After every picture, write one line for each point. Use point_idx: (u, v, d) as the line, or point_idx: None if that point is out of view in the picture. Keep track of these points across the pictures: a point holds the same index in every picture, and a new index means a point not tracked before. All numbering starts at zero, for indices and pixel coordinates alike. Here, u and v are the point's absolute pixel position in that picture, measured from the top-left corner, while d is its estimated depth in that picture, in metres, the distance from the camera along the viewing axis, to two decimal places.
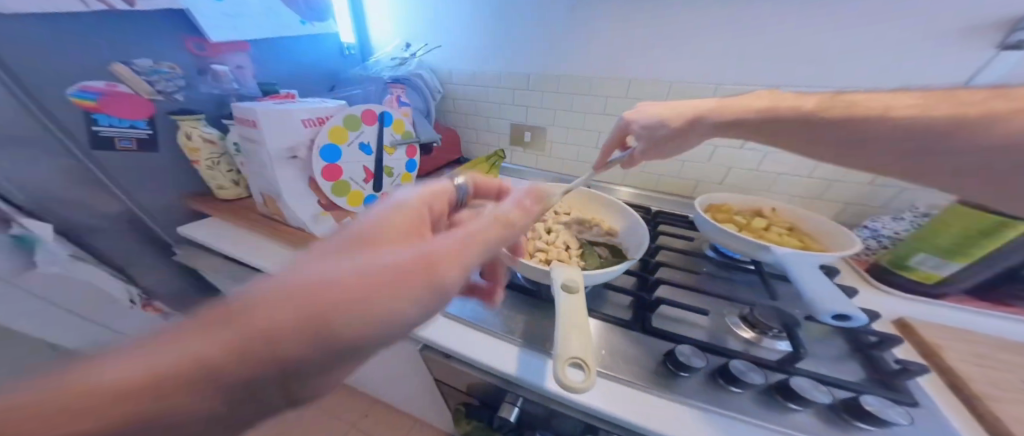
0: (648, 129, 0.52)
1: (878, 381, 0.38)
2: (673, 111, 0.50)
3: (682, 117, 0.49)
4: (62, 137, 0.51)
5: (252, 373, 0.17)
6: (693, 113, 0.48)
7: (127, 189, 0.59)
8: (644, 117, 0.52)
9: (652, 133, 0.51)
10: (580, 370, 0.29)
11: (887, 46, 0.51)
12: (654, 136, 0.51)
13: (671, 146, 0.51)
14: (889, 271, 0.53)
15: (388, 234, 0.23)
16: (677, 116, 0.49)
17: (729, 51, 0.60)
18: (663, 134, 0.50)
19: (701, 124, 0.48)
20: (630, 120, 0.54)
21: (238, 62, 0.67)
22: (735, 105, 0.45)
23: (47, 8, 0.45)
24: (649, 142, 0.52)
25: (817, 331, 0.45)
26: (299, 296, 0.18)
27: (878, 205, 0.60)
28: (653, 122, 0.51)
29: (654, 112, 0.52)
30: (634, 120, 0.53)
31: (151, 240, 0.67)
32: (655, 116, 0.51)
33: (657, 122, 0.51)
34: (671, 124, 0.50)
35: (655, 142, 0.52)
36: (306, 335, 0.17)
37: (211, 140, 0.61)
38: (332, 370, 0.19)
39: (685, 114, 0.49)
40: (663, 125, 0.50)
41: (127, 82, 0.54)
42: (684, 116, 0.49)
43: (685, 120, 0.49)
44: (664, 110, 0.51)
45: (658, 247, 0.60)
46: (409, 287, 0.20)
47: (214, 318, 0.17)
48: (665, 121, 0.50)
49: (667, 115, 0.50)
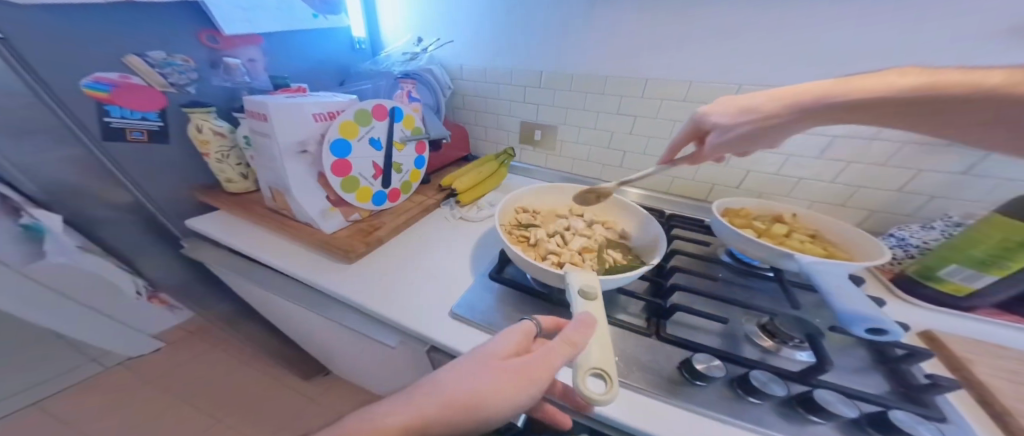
0: (726, 120, 0.43)
1: (904, 395, 0.36)
2: (767, 96, 0.41)
3: (782, 99, 0.39)
4: (77, 131, 0.50)
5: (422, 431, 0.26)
6: (796, 94, 0.39)
7: (137, 180, 0.58)
8: (724, 110, 0.44)
9: (733, 125, 0.42)
10: (601, 381, 0.28)
11: (928, 46, 0.48)
12: (734, 128, 0.42)
13: (754, 139, 0.42)
14: (916, 281, 0.51)
15: (504, 351, 0.30)
16: (772, 100, 0.40)
17: (752, 51, 0.57)
18: (750, 120, 0.41)
19: (810, 107, 0.37)
20: (705, 114, 0.45)
21: (249, 55, 0.66)
22: (872, 80, 0.34)
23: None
24: (726, 132, 0.43)
25: (838, 341, 0.43)
26: (448, 400, 0.26)
27: (902, 212, 0.58)
28: (737, 110, 0.43)
29: (736, 103, 0.44)
30: (710, 113, 0.45)
31: (159, 232, 0.66)
32: (741, 105, 0.43)
33: (740, 111, 0.42)
34: (761, 112, 0.41)
35: (734, 130, 0.42)
36: (455, 413, 0.26)
37: (221, 133, 0.60)
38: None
39: (787, 96, 0.39)
40: (748, 116, 0.41)
41: (140, 75, 0.53)
42: (780, 100, 0.39)
43: (784, 105, 0.39)
44: (753, 98, 0.42)
45: (672, 251, 0.58)
46: (517, 387, 0.28)
47: (403, 396, 0.27)
48: (754, 108, 0.41)
49: (757, 104, 0.41)
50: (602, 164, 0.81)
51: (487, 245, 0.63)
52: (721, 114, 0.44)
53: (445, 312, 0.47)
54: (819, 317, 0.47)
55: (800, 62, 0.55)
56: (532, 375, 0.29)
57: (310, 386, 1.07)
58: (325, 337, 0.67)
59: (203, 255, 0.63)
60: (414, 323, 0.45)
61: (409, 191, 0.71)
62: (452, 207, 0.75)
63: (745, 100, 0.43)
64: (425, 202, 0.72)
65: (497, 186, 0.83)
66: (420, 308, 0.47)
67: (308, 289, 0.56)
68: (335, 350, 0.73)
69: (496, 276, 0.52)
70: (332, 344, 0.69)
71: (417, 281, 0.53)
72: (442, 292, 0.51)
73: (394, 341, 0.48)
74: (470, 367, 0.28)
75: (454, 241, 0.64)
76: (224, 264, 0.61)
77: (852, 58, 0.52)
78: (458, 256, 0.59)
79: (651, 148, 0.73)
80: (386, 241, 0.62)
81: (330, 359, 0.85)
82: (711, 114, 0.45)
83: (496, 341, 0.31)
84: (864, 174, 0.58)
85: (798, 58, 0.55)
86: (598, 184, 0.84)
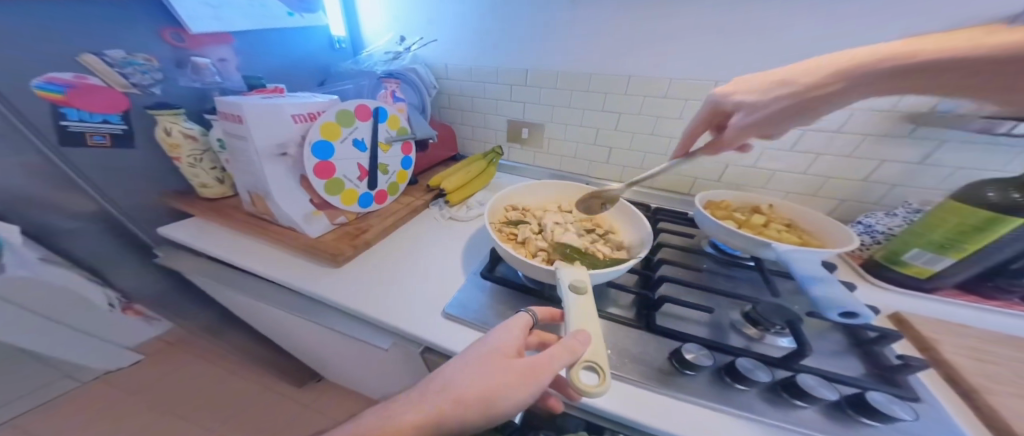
0: (755, 100, 0.41)
1: (879, 376, 0.37)
2: (802, 68, 0.39)
3: (822, 72, 0.37)
4: (29, 132, 0.46)
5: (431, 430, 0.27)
6: (839, 66, 0.36)
7: (100, 186, 0.55)
8: (751, 88, 0.42)
9: (761, 104, 0.41)
10: (594, 373, 0.29)
11: None
12: (764, 105, 0.40)
13: (788, 119, 0.40)
14: (883, 266, 0.53)
15: (503, 349, 0.30)
16: (811, 72, 0.37)
17: (731, 49, 0.59)
18: (784, 95, 0.39)
19: (856, 79, 0.34)
20: (729, 94, 0.45)
21: (220, 54, 0.64)
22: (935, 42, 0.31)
23: None
24: (755, 111, 0.41)
25: (816, 326, 0.45)
26: (458, 397, 0.27)
27: (872, 201, 0.61)
28: (764, 89, 0.41)
29: (765, 79, 0.42)
30: (734, 93, 0.44)
31: (129, 240, 0.63)
32: (773, 80, 0.41)
33: (770, 86, 0.40)
34: (795, 86, 0.38)
35: (766, 108, 0.40)
36: (462, 410, 0.27)
37: (193, 137, 0.58)
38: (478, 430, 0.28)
39: (830, 66, 0.36)
40: (780, 91, 0.39)
41: (99, 75, 0.50)
42: (821, 72, 0.36)
43: (828, 75, 0.36)
44: (785, 71, 0.40)
45: (659, 244, 0.59)
46: (522, 384, 0.28)
47: (415, 394, 0.29)
48: (788, 82, 0.39)
49: (790, 79, 0.39)
50: (588, 161, 0.81)
51: (474, 245, 0.62)
52: (747, 93, 0.42)
53: (435, 313, 0.46)
54: (799, 303, 0.49)
55: (776, 59, 0.57)
56: (531, 371, 0.29)
57: (302, 392, 1.08)
58: (312, 343, 0.66)
59: (178, 264, 0.61)
60: (402, 326, 0.44)
61: (396, 192, 0.70)
62: (439, 207, 0.74)
63: (773, 78, 0.41)
64: (413, 203, 0.71)
65: (485, 184, 0.83)
66: (408, 311, 0.46)
67: (290, 294, 0.55)
68: (323, 355, 0.72)
69: (486, 274, 0.52)
70: (320, 349, 0.68)
71: (407, 283, 0.52)
72: (431, 293, 0.50)
73: (388, 343, 0.47)
74: (470, 366, 0.29)
75: (443, 241, 0.64)
76: (201, 272, 0.59)
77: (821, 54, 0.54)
78: (448, 256, 0.59)
79: (635, 144, 0.74)
80: (374, 243, 0.61)
81: (317, 365, 0.83)
82: (738, 94, 0.43)
83: (499, 337, 0.32)
84: (836, 165, 0.60)
85: (772, 55, 0.57)
86: (584, 180, 0.84)
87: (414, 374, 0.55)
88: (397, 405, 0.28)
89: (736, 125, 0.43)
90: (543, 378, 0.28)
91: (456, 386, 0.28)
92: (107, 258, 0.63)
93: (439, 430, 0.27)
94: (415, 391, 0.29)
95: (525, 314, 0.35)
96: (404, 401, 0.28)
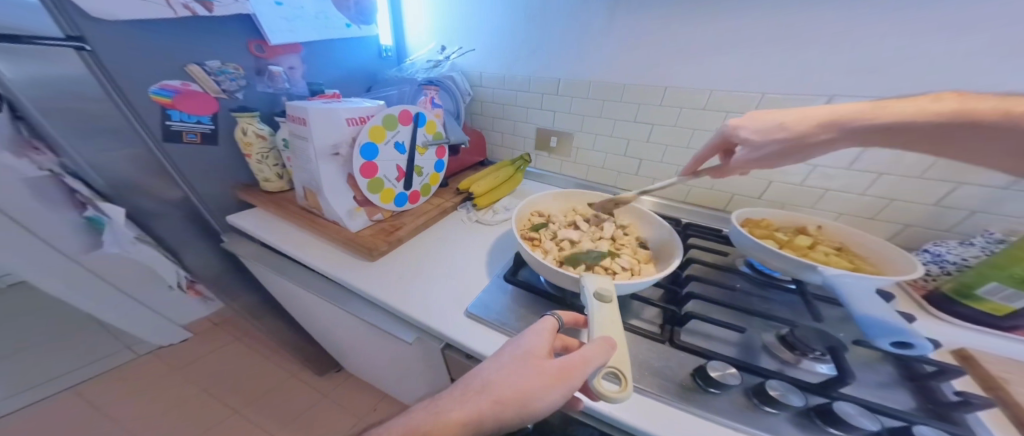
0: (756, 137, 0.45)
1: (933, 412, 0.35)
2: (805, 114, 0.43)
3: (808, 122, 0.42)
4: (140, 129, 0.55)
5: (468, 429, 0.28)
6: (826, 117, 0.41)
7: (187, 179, 0.63)
8: (758, 125, 0.45)
9: (760, 144, 0.45)
10: (616, 381, 0.29)
11: (978, 61, 0.46)
12: (763, 145, 0.45)
13: (781, 158, 0.45)
14: (950, 299, 0.49)
15: (534, 351, 0.32)
16: (802, 121, 0.43)
17: (775, 61, 0.57)
18: (780, 140, 0.44)
19: (842, 128, 0.40)
20: (735, 128, 0.47)
21: (290, 63, 0.71)
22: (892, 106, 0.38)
23: (148, 15, 0.49)
24: (756, 150, 0.46)
25: (863, 356, 0.42)
26: (495, 398, 0.29)
27: (941, 227, 0.56)
28: (767, 128, 0.45)
29: (770, 119, 0.45)
30: (742, 127, 0.47)
31: (198, 226, 0.72)
32: (772, 123, 0.45)
33: (773, 127, 0.44)
34: (792, 131, 0.43)
35: (765, 148, 0.45)
36: (501, 408, 0.29)
37: (262, 136, 0.65)
38: (517, 428, 0.29)
39: (823, 115, 0.42)
40: (777, 134, 0.44)
41: (200, 83, 0.59)
42: (814, 120, 0.42)
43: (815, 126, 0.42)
44: (787, 115, 0.44)
45: (689, 259, 0.58)
46: (555, 385, 0.29)
47: (454, 392, 0.31)
48: (785, 126, 0.44)
49: (785, 125, 0.44)
50: (618, 172, 0.81)
51: (501, 249, 0.64)
52: (753, 131, 0.46)
53: (461, 311, 0.49)
54: (843, 331, 0.46)
55: (823, 72, 0.54)
56: (562, 373, 0.29)
57: (324, 381, 1.12)
58: (342, 333, 0.70)
59: (238, 249, 0.68)
60: (429, 322, 0.47)
61: (429, 192, 0.74)
62: (468, 210, 0.77)
63: (778, 119, 0.44)
64: (443, 204, 0.74)
65: (512, 191, 0.85)
66: (434, 308, 0.49)
67: (329, 284, 0.59)
68: (350, 346, 0.76)
69: (510, 278, 0.53)
70: (347, 340, 0.72)
71: (435, 280, 0.55)
72: (457, 291, 0.53)
73: (412, 337, 0.50)
74: (505, 368, 0.31)
75: (471, 242, 0.66)
76: (255, 257, 0.65)
77: (877, 68, 0.51)
78: (475, 257, 0.61)
79: (668, 156, 0.73)
80: (406, 240, 0.64)
81: (345, 355, 0.88)
82: (743, 128, 0.46)
83: (529, 340, 0.33)
84: (897, 184, 0.56)
85: (815, 69, 0.55)
86: (612, 191, 0.84)
87: (435, 370, 0.57)
88: (437, 401, 0.31)
89: (740, 158, 0.47)
90: (572, 380, 0.29)
91: (493, 386, 0.30)
92: (181, 240, 0.71)
93: (480, 426, 0.29)
94: (452, 390, 0.31)
95: (551, 317, 0.36)
96: (445, 400, 0.31)
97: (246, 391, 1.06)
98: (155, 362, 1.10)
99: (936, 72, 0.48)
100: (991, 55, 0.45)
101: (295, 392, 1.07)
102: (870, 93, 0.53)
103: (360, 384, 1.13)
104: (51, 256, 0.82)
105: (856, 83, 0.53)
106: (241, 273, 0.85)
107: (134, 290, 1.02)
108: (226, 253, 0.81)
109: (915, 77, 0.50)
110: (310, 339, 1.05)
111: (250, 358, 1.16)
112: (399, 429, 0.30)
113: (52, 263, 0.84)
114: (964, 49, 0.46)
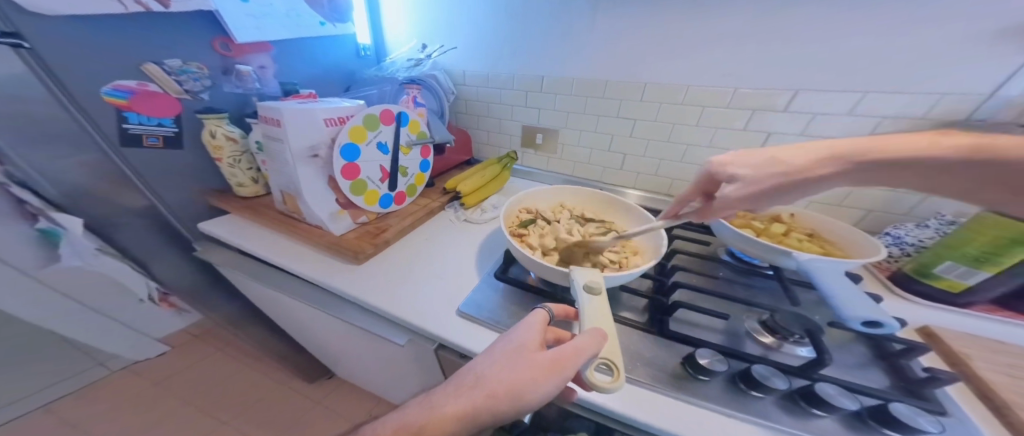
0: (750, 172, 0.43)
1: (905, 389, 0.37)
2: (796, 152, 0.41)
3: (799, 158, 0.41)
4: (94, 133, 0.51)
5: (462, 425, 0.28)
6: (825, 152, 0.40)
7: (154, 186, 0.60)
8: (747, 162, 0.44)
9: (756, 178, 0.42)
10: (608, 372, 0.30)
11: (928, 58, 0.49)
12: (758, 180, 0.42)
13: (775, 194, 0.42)
14: (913, 278, 0.52)
15: (526, 344, 0.32)
16: (797, 156, 0.41)
17: (746, 59, 0.59)
18: (776, 174, 0.41)
19: (827, 168, 0.39)
20: (725, 164, 0.46)
21: (260, 62, 0.68)
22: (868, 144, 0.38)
23: (97, 11, 0.46)
24: (747, 185, 0.43)
25: (838, 337, 0.44)
26: (488, 392, 0.29)
27: (902, 211, 0.59)
28: (755, 165, 0.43)
29: (759, 156, 0.43)
30: (731, 164, 0.45)
31: (169, 236, 0.68)
32: (762, 159, 0.43)
33: (762, 163, 0.42)
34: (782, 167, 0.41)
35: (758, 185, 0.42)
36: (494, 403, 0.29)
37: (233, 139, 0.62)
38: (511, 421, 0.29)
39: (817, 153, 0.40)
40: (765, 169, 0.42)
41: (158, 82, 0.55)
42: (802, 159, 0.40)
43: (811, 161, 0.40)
44: (778, 153, 0.42)
45: (674, 250, 0.60)
46: (548, 377, 0.29)
47: (447, 389, 0.31)
48: (772, 165, 0.42)
49: (773, 164, 0.42)
50: (603, 167, 0.82)
51: (491, 247, 0.64)
52: (743, 166, 0.43)
53: (453, 312, 0.48)
54: (819, 313, 0.48)
55: (794, 68, 0.57)
56: (556, 365, 0.30)
57: (313, 389, 1.09)
58: (331, 340, 0.68)
59: (214, 258, 0.65)
60: (421, 324, 0.46)
61: (414, 193, 0.73)
62: (455, 209, 0.76)
63: (762, 157, 0.43)
64: (430, 204, 0.73)
65: (499, 188, 0.84)
66: (425, 309, 0.48)
67: (315, 290, 0.57)
68: (339, 352, 0.74)
69: (500, 275, 0.53)
70: (337, 345, 0.70)
71: (426, 282, 0.54)
72: (448, 292, 0.52)
73: (405, 340, 0.49)
74: (498, 362, 0.30)
75: (460, 242, 0.66)
76: (233, 266, 0.62)
77: (840, 65, 0.54)
78: (465, 257, 0.61)
79: (651, 151, 0.74)
80: (393, 242, 0.63)
81: (335, 362, 0.86)
82: (732, 165, 0.45)
83: (520, 334, 0.33)
84: None
85: (785, 67, 0.57)
86: (598, 186, 0.85)
87: (429, 372, 0.56)
88: (431, 402, 0.31)
89: (731, 195, 0.44)
90: (565, 371, 0.29)
91: (485, 380, 0.29)
92: (149, 249, 0.67)
93: (474, 421, 0.29)
94: (446, 387, 0.31)
95: (542, 310, 0.36)
96: (438, 398, 0.30)
97: (230, 405, 1.01)
98: (128, 380, 1.04)
99: (896, 69, 0.51)
100: (939, 55, 0.49)
101: (284, 402, 1.04)
102: (837, 88, 0.56)
103: (351, 390, 1.11)
104: (4, 272, 0.76)
105: (825, 79, 0.56)
106: (219, 283, 0.81)
107: (100, 305, 0.96)
108: (202, 262, 0.77)
109: (877, 74, 0.53)
110: (296, 347, 1.02)
111: (232, 369, 1.11)
112: (392, 426, 0.30)
113: (4, 281, 0.78)
114: (918, 49, 0.49)
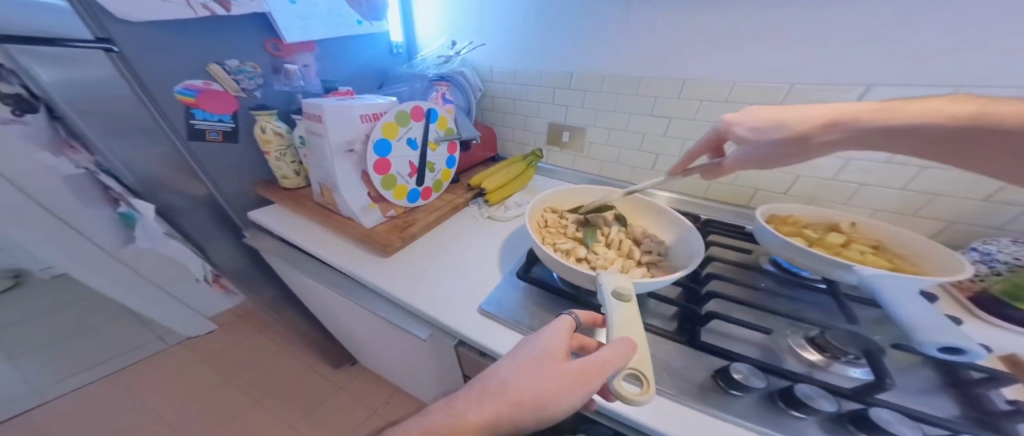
0: (753, 133, 0.44)
1: (977, 420, 0.32)
2: (813, 112, 0.41)
3: (817, 119, 0.40)
4: (166, 128, 0.57)
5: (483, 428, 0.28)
6: (828, 117, 0.39)
7: (212, 176, 0.66)
8: (752, 120, 0.45)
9: (758, 139, 0.44)
10: (636, 383, 0.28)
11: None
12: (761, 141, 0.43)
13: (778, 160, 0.43)
14: (1001, 301, 0.45)
15: (551, 352, 0.31)
16: (805, 118, 0.41)
17: (793, 51, 0.55)
18: (780, 138, 0.42)
19: (839, 130, 0.39)
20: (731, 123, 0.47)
21: (305, 61, 0.72)
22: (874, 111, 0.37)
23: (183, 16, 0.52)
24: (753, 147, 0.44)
25: (901, 361, 0.40)
26: (515, 400, 0.29)
27: (993, 225, 0.52)
28: (766, 125, 0.43)
29: (769, 115, 0.44)
30: (740, 124, 0.46)
31: (223, 223, 0.74)
32: (771, 120, 0.43)
33: (770, 125, 0.43)
34: (787, 130, 0.42)
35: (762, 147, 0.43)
36: (519, 411, 0.28)
37: (280, 133, 0.66)
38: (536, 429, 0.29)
39: (821, 117, 0.40)
40: (777, 128, 0.42)
41: (219, 81, 0.60)
42: (820, 117, 0.40)
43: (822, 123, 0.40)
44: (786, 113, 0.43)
45: (709, 257, 0.56)
46: (575, 389, 0.28)
47: (471, 392, 0.31)
48: (785, 121, 0.42)
49: (805, 122, 0.41)
50: (633, 167, 0.79)
51: (514, 246, 0.63)
52: (750, 127, 0.45)
53: (475, 308, 0.48)
54: (879, 333, 0.43)
55: (817, 57, 0.53)
56: (583, 376, 0.29)
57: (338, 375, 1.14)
58: (357, 328, 0.71)
59: (258, 245, 0.70)
60: (442, 317, 0.47)
61: (440, 189, 0.74)
62: (480, 206, 0.76)
63: (772, 117, 0.44)
64: (455, 200, 0.74)
65: (524, 187, 0.84)
66: (447, 304, 0.49)
67: (345, 279, 0.60)
68: (364, 341, 0.77)
69: (522, 274, 0.52)
70: (362, 334, 0.73)
71: (447, 276, 0.55)
72: (471, 288, 0.52)
73: (427, 334, 0.50)
74: (523, 370, 0.30)
75: (484, 238, 0.66)
76: (274, 253, 0.67)
77: (909, 55, 0.48)
78: (488, 253, 0.61)
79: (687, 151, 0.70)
80: (418, 237, 0.64)
81: (361, 350, 0.89)
82: (739, 124, 0.46)
83: (545, 340, 0.32)
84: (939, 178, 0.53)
85: (817, 58, 0.53)
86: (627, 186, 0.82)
87: (448, 366, 0.57)
88: (454, 402, 0.31)
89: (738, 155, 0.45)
90: (593, 383, 0.28)
91: (510, 388, 0.29)
92: (204, 234, 0.74)
93: (498, 427, 0.28)
94: (470, 391, 0.31)
95: (568, 316, 0.35)
96: (462, 401, 0.30)
97: (264, 383, 1.09)
98: (184, 352, 1.16)
99: (959, 67, 0.46)
100: (1023, 41, 0.42)
101: (313, 385, 1.10)
102: (912, 83, 0.49)
103: (372, 380, 1.14)
104: (91, 250, 0.87)
105: (893, 69, 0.49)
106: (261, 268, 0.88)
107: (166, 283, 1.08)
108: (247, 248, 0.83)
109: (941, 67, 0.47)
110: (325, 332, 1.07)
111: (270, 349, 1.19)
112: (416, 426, 0.30)
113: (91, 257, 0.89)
114: (961, 50, 0.45)
